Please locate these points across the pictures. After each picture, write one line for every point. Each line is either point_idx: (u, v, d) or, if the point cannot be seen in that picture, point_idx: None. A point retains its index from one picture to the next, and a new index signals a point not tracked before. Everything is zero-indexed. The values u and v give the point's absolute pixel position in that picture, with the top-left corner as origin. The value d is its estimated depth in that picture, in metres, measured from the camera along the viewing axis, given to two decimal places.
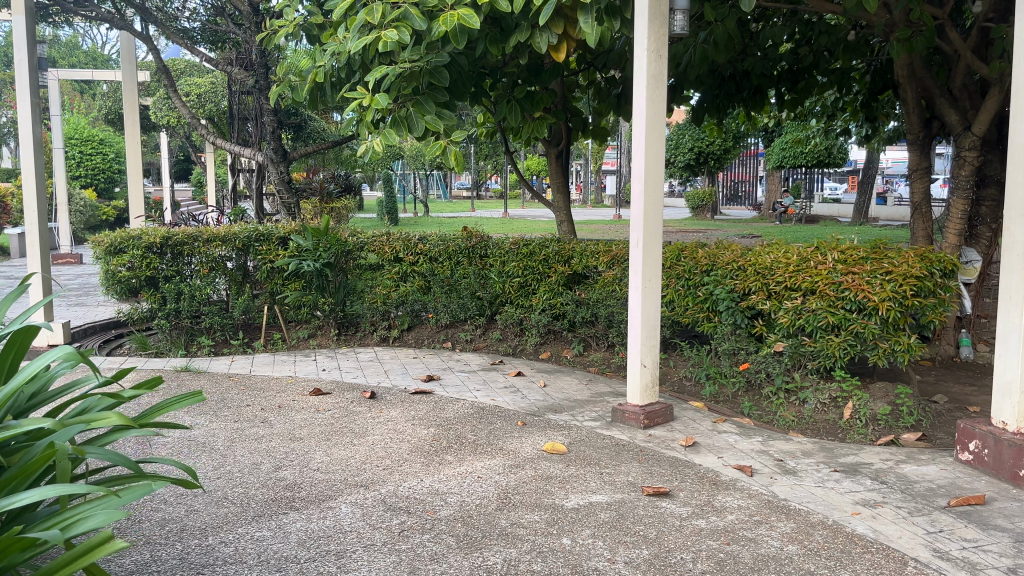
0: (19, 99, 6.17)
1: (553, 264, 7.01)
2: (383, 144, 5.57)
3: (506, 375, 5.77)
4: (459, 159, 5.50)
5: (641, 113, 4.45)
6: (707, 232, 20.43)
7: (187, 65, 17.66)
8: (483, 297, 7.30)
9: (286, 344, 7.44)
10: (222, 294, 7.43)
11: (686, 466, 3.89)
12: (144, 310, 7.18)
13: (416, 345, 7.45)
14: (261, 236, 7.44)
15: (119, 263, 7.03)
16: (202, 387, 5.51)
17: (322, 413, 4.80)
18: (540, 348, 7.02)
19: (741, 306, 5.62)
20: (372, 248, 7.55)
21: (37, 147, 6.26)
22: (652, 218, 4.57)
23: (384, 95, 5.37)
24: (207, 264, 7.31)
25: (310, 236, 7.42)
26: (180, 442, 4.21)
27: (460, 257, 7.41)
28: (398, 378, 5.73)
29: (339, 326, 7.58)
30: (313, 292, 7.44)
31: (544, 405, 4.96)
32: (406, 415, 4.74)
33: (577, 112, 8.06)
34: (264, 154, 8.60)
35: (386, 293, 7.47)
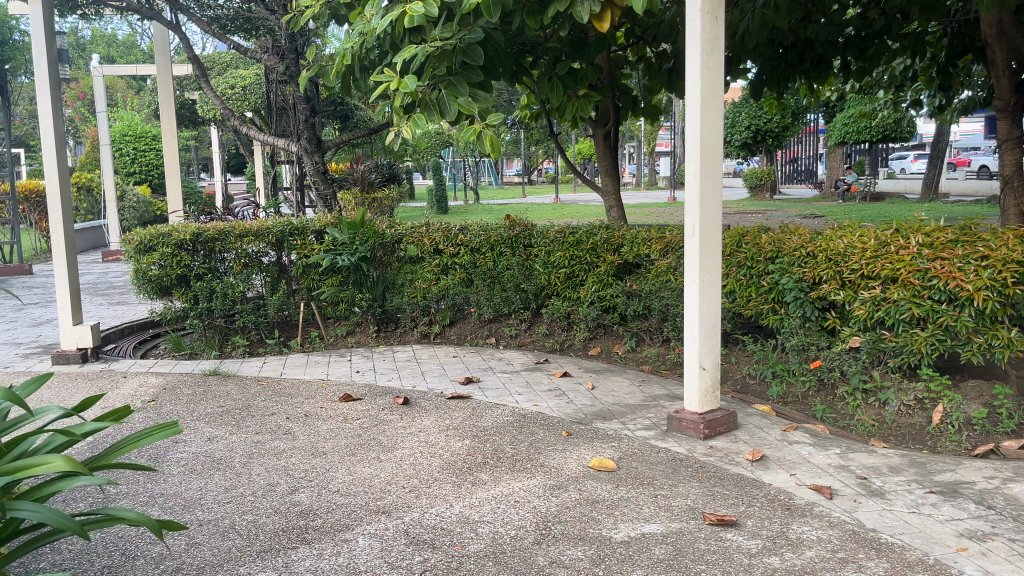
0: (38, 92, 5.92)
1: (602, 253, 6.52)
2: (412, 130, 5.12)
3: (550, 376, 5.32)
4: (496, 144, 5.05)
5: (696, 84, 3.94)
6: (768, 213, 19.51)
7: (231, 57, 17.50)
8: (527, 290, 6.85)
9: (324, 343, 7.10)
10: (257, 291, 7.12)
11: (754, 487, 3.40)
12: (178, 309, 6.90)
13: (458, 341, 7.05)
14: (295, 230, 7.11)
15: (150, 261, 6.70)
16: (228, 392, 5.18)
17: (351, 423, 4.42)
18: (589, 344, 6.56)
19: (811, 297, 5.08)
20: (410, 240, 7.16)
21: (60, 142, 6.01)
22: (711, 203, 4.05)
23: (413, 76, 4.93)
24: (241, 261, 6.98)
25: (345, 229, 7.07)
26: (195, 460, 3.87)
27: (502, 247, 6.98)
28: (435, 380, 5.32)
29: (378, 323, 7.23)
30: (350, 288, 7.09)
31: (591, 411, 4.50)
32: (441, 424, 4.33)
33: (626, 90, 7.50)
34: (298, 145, 8.28)
35: (426, 287, 7.08)
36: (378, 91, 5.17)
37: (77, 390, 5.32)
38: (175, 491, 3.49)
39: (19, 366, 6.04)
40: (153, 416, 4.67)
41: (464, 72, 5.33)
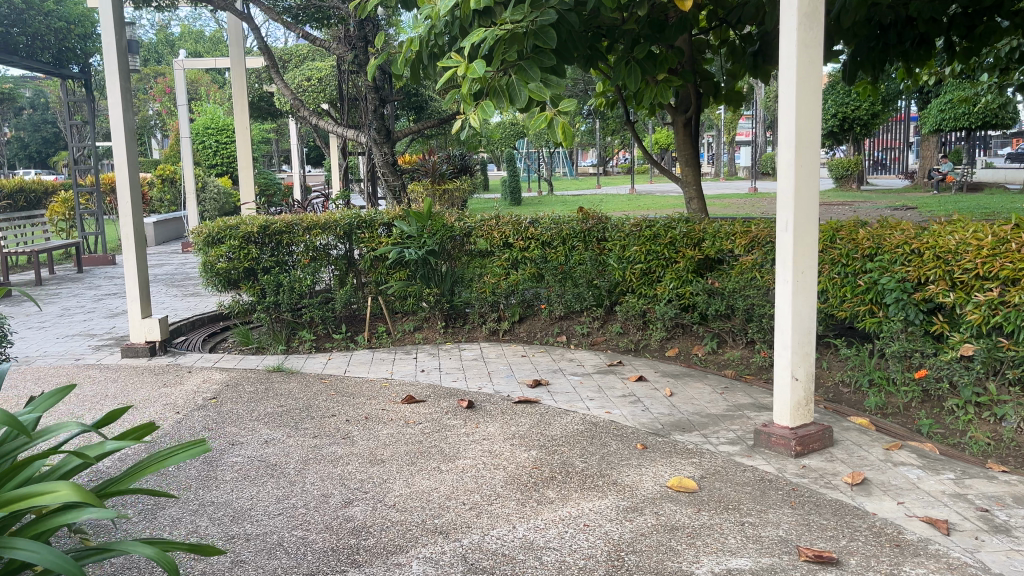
0: (108, 84, 5.87)
1: (681, 248, 6.12)
2: (480, 118, 4.85)
3: (624, 380, 4.99)
4: (570, 132, 4.69)
5: (792, 63, 3.54)
6: (857, 204, 18.54)
7: (308, 50, 17.58)
8: (601, 286, 6.52)
9: (391, 338, 6.92)
10: (324, 285, 6.98)
11: (856, 517, 3.01)
12: (245, 302, 6.81)
13: (528, 338, 6.78)
14: (363, 223, 6.94)
15: (218, 254, 6.61)
16: (290, 391, 5.03)
17: (412, 427, 4.19)
18: (666, 345, 6.19)
19: (915, 299, 4.59)
20: (480, 233, 6.91)
21: (130, 134, 5.96)
22: (807, 195, 3.64)
23: (481, 61, 4.63)
24: (309, 254, 6.84)
25: (413, 221, 6.85)
26: (249, 465, 3.70)
27: (575, 241, 6.65)
28: (501, 382, 5.04)
29: (446, 318, 7.00)
30: (418, 283, 6.88)
31: (669, 422, 4.16)
32: (507, 432, 4.06)
33: (708, 75, 7.05)
34: (367, 135, 8.13)
35: (495, 282, 6.82)
36: (445, 77, 4.90)
37: (142, 385, 5.24)
38: (226, 500, 3.31)
39: (89, 359, 6.03)
40: (213, 415, 4.53)
41: (536, 56, 5.01)
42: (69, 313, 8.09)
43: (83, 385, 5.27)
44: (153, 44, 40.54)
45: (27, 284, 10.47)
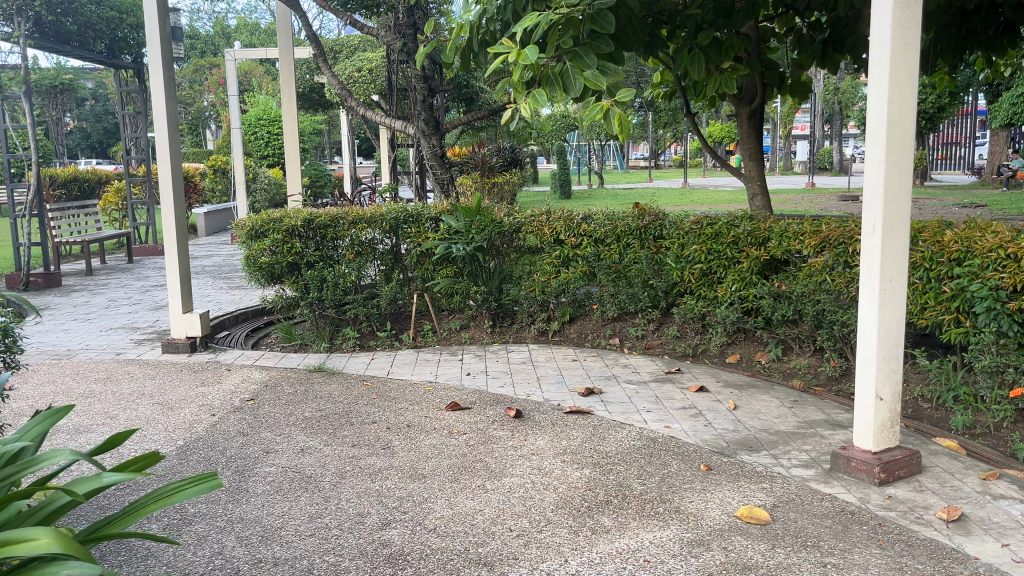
0: (151, 71, 5.67)
1: (745, 248, 5.74)
2: (531, 109, 4.54)
3: (684, 391, 4.65)
4: (626, 124, 4.53)
5: (885, 46, 3.16)
6: (924, 201, 17.75)
7: (359, 40, 17.40)
8: (657, 286, 6.18)
9: (436, 337, 6.67)
10: (369, 280, 6.76)
11: (955, 561, 2.65)
12: (289, 297, 6.62)
13: (578, 340, 6.48)
14: (410, 217, 6.69)
15: (260, 248, 6.42)
16: (330, 393, 4.80)
17: (457, 437, 3.92)
18: (727, 350, 5.84)
19: (1010, 310, 4.08)
20: (530, 229, 6.61)
21: (173, 124, 5.77)
22: (898, 195, 3.27)
23: (534, 47, 4.32)
24: (353, 248, 6.62)
25: (461, 217, 6.59)
26: (283, 477, 3.47)
27: (629, 239, 6.28)
28: (551, 388, 4.75)
29: (494, 317, 6.71)
30: (465, 280, 6.61)
31: (735, 441, 3.83)
32: (558, 446, 3.77)
33: (774, 66, 6.62)
34: (415, 127, 7.88)
35: (545, 280, 6.51)
36: (496, 64, 4.60)
37: (180, 383, 5.07)
38: (256, 516, 3.08)
39: (129, 353, 5.90)
40: (249, 418, 4.32)
41: (593, 42, 4.68)
42: (115, 305, 8.02)
43: (121, 382, 5.13)
44: (210, 36, 41.00)
45: (78, 274, 10.49)
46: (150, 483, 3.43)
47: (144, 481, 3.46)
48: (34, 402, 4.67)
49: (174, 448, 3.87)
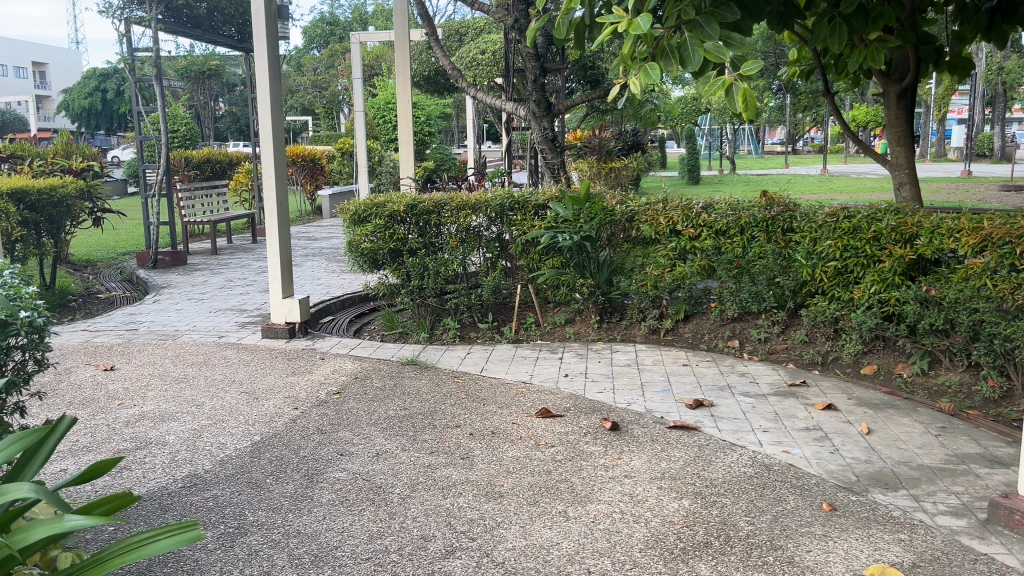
0: (256, 51, 5.56)
1: (888, 244, 5.06)
2: (642, 84, 4.05)
3: (808, 409, 4.09)
4: (752, 100, 3.92)
5: None
6: None
7: (485, 23, 17.11)
8: (784, 285, 5.56)
9: (540, 330, 6.31)
10: (472, 269, 6.46)
11: None
12: (390, 284, 6.41)
13: (693, 341, 5.95)
14: (516, 203, 6.31)
15: (363, 233, 6.22)
16: (418, 389, 4.52)
17: (544, 450, 3.54)
18: (862, 360, 5.17)
19: None
20: (644, 219, 6.11)
21: (276, 106, 5.65)
22: None
23: (647, 15, 3.84)
24: (458, 236, 6.32)
25: (570, 204, 6.18)
26: (351, 485, 3.21)
27: (755, 232, 5.69)
28: (656, 398, 4.30)
29: (602, 311, 6.28)
30: (572, 271, 6.19)
31: (867, 475, 3.26)
32: (656, 469, 3.32)
33: (931, 38, 5.80)
34: (527, 108, 7.50)
35: (658, 274, 5.99)
36: (604, 36, 4.16)
37: (271, 371, 4.95)
38: (314, 531, 2.83)
39: (231, 337, 5.86)
40: (331, 414, 4.10)
41: (716, 9, 4.15)
42: (229, 286, 8.12)
43: (215, 367, 5.05)
44: (347, 21, 42.08)
45: (204, 252, 10.80)
46: (215, 483, 3.25)
47: (211, 479, 3.28)
48: (129, 384, 4.64)
49: (250, 443, 3.69)
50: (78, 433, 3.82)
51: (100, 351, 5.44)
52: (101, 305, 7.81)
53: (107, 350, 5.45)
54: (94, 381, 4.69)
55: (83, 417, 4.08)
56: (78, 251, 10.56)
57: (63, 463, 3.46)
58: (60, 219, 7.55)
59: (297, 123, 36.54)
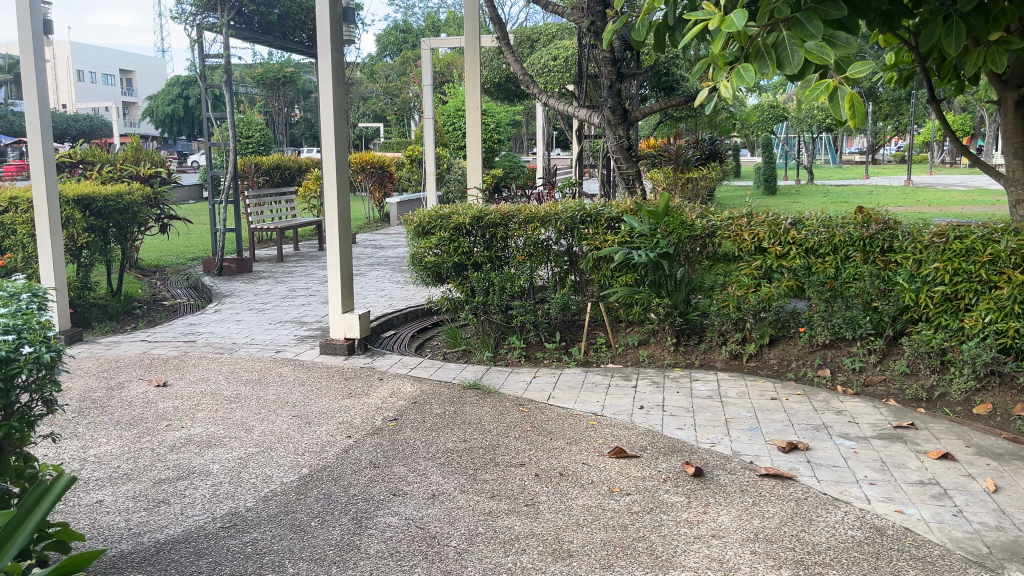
0: (319, 54, 5.31)
1: (1007, 269, 4.50)
2: (733, 86, 3.62)
3: (919, 457, 3.60)
4: (859, 106, 3.45)
5: None
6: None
7: (558, 28, 16.72)
8: (883, 311, 5.03)
9: (611, 351, 5.91)
10: (540, 283, 6.10)
11: None
12: (454, 300, 6.10)
13: (778, 368, 5.46)
14: (588, 216, 5.92)
15: (427, 246, 5.92)
16: (480, 418, 4.18)
17: (618, 499, 3.16)
18: (974, 398, 4.62)
19: None
20: (726, 235, 5.62)
21: (339, 112, 5.40)
22: None
23: (742, 11, 3.40)
24: (526, 250, 5.96)
25: (646, 218, 5.75)
26: (403, 534, 2.89)
27: (850, 251, 5.16)
28: (743, 439, 3.87)
29: (678, 333, 5.84)
30: (647, 290, 5.77)
31: (1002, 547, 2.77)
32: (748, 529, 2.90)
33: None
34: (601, 116, 7.10)
35: (741, 295, 5.52)
36: (692, 35, 3.73)
37: (327, 392, 4.68)
38: None
39: (289, 352, 5.64)
40: (385, 445, 3.79)
41: (820, 4, 3.68)
42: (291, 296, 7.95)
43: (269, 386, 4.81)
44: (421, 28, 42.37)
45: (270, 260, 10.73)
46: (256, 525, 2.97)
47: (252, 519, 3.00)
48: (180, 403, 4.43)
49: (298, 477, 3.41)
50: (120, 458, 3.61)
51: (155, 364, 5.28)
52: (164, 312, 7.73)
53: (162, 364, 5.28)
54: (145, 399, 4.50)
55: (128, 439, 3.87)
56: (149, 256, 10.63)
57: (99, 494, 3.23)
58: (125, 225, 7.49)
59: (369, 129, 36.83)
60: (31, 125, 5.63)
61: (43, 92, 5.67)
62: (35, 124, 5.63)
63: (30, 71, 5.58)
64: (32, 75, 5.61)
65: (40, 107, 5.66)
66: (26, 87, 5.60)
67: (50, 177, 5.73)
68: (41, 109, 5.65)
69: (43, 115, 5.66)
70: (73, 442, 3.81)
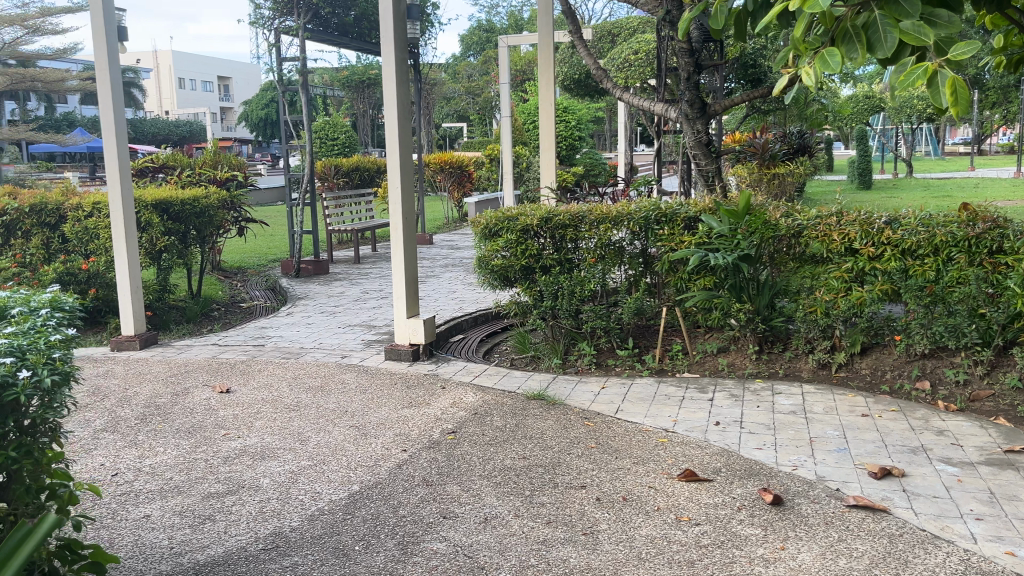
0: (383, 52, 5.18)
1: None
2: (816, 73, 3.29)
3: None
4: (963, 92, 3.06)
5: None
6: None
7: (639, 21, 16.30)
8: (991, 318, 4.55)
9: (687, 359, 5.58)
10: (612, 286, 5.80)
11: None
12: (522, 304, 5.89)
13: (871, 379, 5.03)
14: (663, 216, 5.59)
15: (494, 249, 5.73)
16: (543, 432, 3.96)
17: (685, 530, 2.88)
18: None
19: None
20: (813, 235, 5.21)
21: (403, 111, 5.25)
22: None
23: None
24: (596, 252, 5.69)
25: (726, 218, 5.39)
26: (448, 562, 2.69)
27: (953, 252, 4.68)
28: (829, 462, 3.52)
29: (761, 340, 5.47)
30: (726, 294, 5.41)
31: None
32: (833, 570, 2.59)
33: None
34: (678, 110, 6.76)
35: (830, 300, 5.08)
36: (770, 18, 3.39)
37: (388, 401, 4.54)
38: None
39: (354, 358, 5.55)
40: (441, 460, 3.61)
41: None
42: (364, 298, 7.91)
43: (331, 393, 4.71)
44: (503, 26, 42.36)
45: (347, 261, 10.77)
46: (299, 547, 2.82)
47: (296, 541, 2.87)
48: (240, 411, 4.37)
49: (348, 494, 3.26)
50: (173, 469, 3.54)
51: (222, 369, 5.26)
52: (240, 314, 7.80)
53: (229, 369, 5.27)
54: (207, 406, 4.46)
55: (184, 449, 3.81)
56: (231, 258, 10.84)
57: (148, 508, 3.16)
58: (203, 228, 7.58)
59: (452, 130, 37.03)
60: (107, 132, 5.72)
61: (118, 99, 5.75)
62: (111, 131, 5.72)
63: (105, 78, 5.67)
64: (108, 82, 5.70)
65: (115, 114, 5.74)
66: (102, 94, 5.70)
67: (125, 182, 5.81)
68: (116, 115, 5.73)
69: (118, 122, 5.75)
70: (131, 452, 3.78)
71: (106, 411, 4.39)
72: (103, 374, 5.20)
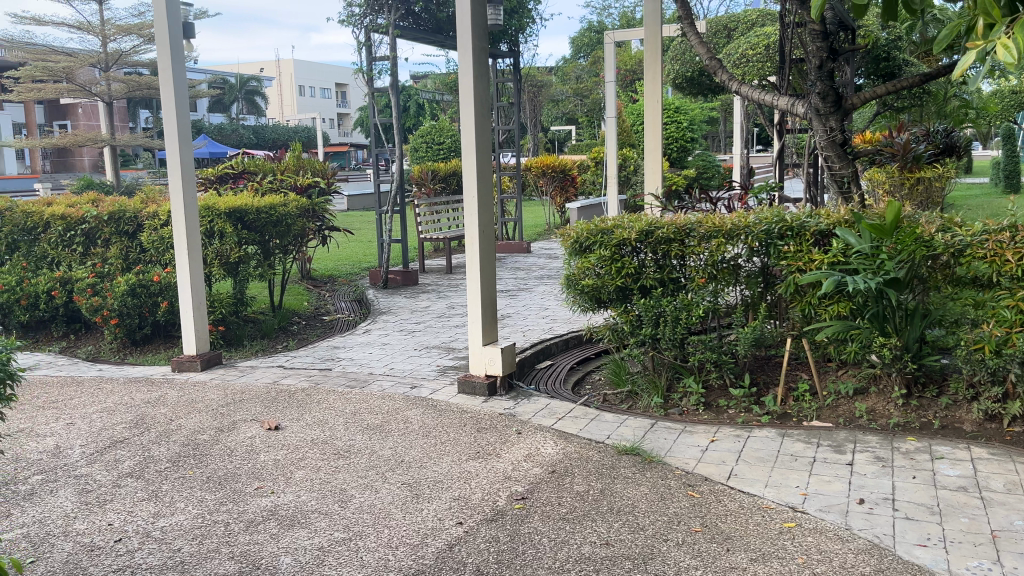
0: (459, 41, 4.50)
1: None
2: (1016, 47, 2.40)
3: None
4: None
5: None
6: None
7: (758, 13, 15.11)
8: None
9: (816, 401, 4.62)
10: (725, 311, 4.90)
11: None
12: (617, 330, 5.07)
13: None
14: (788, 230, 4.63)
15: (585, 267, 4.95)
16: (635, 504, 3.16)
17: None
18: None
19: None
20: (981, 255, 4.12)
21: (480, 108, 4.56)
22: None
23: None
24: (705, 271, 4.79)
25: (867, 233, 4.38)
26: None
27: None
28: None
29: (910, 383, 4.46)
30: (866, 325, 4.42)
31: None
32: None
33: None
34: (805, 105, 5.78)
35: (1003, 338, 4.01)
36: None
37: (452, 449, 3.85)
38: None
39: (425, 389, 4.89)
40: (502, 541, 2.89)
41: None
42: (449, 315, 7.30)
43: (390, 435, 4.08)
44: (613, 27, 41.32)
45: (439, 271, 10.24)
46: None
47: None
48: (283, 456, 3.78)
49: None
50: (185, 537, 2.96)
51: (279, 400, 4.71)
52: (320, 329, 7.34)
53: (286, 399, 4.71)
54: (249, 448, 3.90)
55: (207, 507, 3.24)
56: (323, 266, 10.51)
57: None
58: (281, 238, 7.16)
59: (560, 133, 36.39)
60: (169, 136, 5.30)
61: (181, 101, 5.31)
62: (173, 135, 5.30)
63: (167, 76, 5.25)
64: (170, 82, 5.27)
65: (178, 116, 5.31)
66: (165, 95, 5.28)
67: (188, 190, 5.38)
68: (178, 120, 5.31)
69: (181, 125, 5.32)
70: (148, 507, 3.24)
71: (140, 450, 3.91)
72: (153, 401, 4.74)
